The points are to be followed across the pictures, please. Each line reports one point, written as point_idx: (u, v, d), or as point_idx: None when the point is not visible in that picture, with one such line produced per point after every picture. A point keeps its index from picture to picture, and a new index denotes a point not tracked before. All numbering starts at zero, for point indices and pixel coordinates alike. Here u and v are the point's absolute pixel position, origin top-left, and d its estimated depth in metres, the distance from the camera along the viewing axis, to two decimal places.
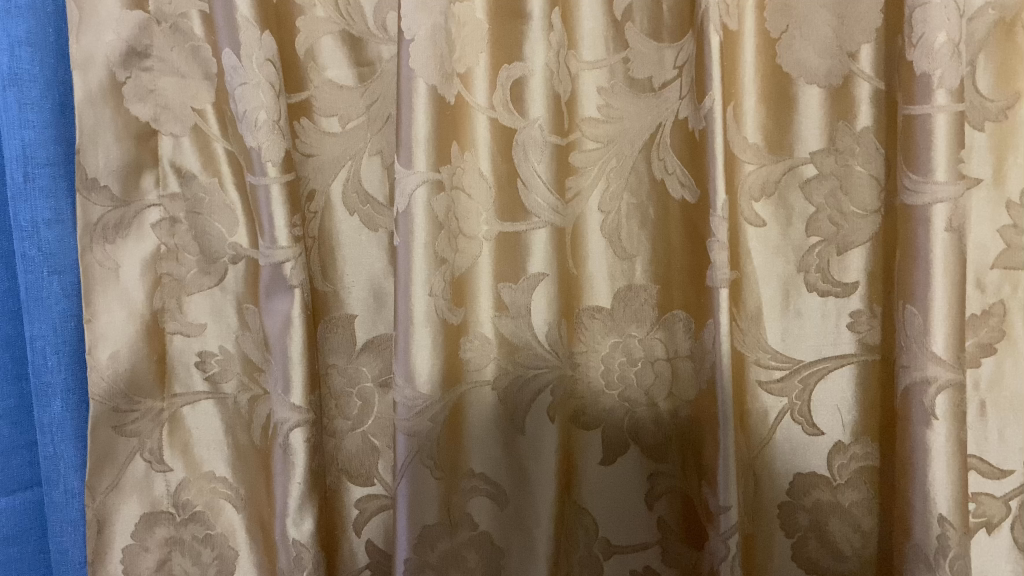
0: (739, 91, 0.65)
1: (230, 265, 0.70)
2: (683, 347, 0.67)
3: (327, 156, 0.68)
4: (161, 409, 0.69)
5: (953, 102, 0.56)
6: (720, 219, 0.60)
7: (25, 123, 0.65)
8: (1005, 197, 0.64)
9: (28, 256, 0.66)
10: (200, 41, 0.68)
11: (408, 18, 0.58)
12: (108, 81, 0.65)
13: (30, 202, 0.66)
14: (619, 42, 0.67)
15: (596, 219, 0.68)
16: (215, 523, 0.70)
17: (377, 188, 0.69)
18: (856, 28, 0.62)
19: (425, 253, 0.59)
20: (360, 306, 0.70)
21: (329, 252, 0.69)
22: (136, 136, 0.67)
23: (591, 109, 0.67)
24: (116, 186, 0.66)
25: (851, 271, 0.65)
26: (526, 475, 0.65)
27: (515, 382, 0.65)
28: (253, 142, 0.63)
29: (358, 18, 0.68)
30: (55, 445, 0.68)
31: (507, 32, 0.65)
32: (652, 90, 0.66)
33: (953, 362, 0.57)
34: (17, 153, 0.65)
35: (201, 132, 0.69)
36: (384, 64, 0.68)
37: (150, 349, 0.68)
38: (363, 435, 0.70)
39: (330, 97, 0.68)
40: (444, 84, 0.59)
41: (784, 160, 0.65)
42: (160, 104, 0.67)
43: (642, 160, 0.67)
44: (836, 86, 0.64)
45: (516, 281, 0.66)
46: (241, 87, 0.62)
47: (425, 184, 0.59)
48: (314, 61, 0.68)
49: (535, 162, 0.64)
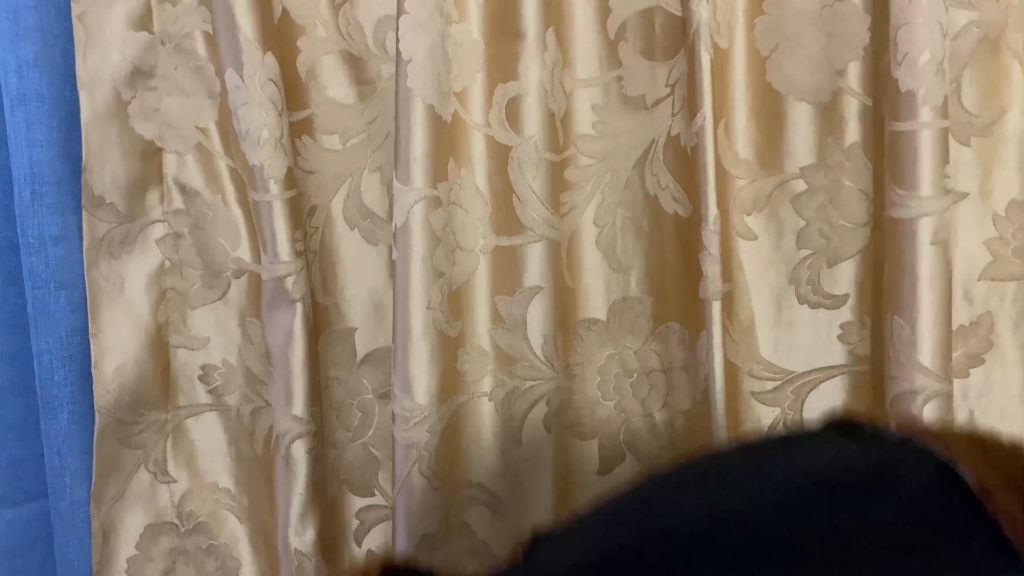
0: (731, 107, 0.66)
1: (233, 279, 0.71)
2: (678, 358, 0.69)
3: (327, 173, 0.70)
4: (166, 420, 0.71)
5: (938, 118, 0.57)
6: (711, 233, 0.61)
7: (33, 142, 0.67)
8: (992, 211, 0.65)
9: (36, 272, 0.68)
10: (204, 61, 0.69)
11: (406, 39, 0.59)
12: (114, 101, 0.67)
13: (36, 219, 0.68)
14: (613, 60, 0.67)
15: (592, 233, 0.69)
16: (218, 533, 0.72)
17: (377, 203, 0.71)
18: (844, 46, 0.64)
19: (423, 266, 0.61)
20: (361, 319, 0.71)
21: (329, 266, 0.71)
22: (142, 154, 0.68)
23: (586, 126, 0.68)
24: (122, 203, 0.68)
25: (841, 282, 0.67)
26: (522, 481, 0.68)
27: (513, 393, 0.67)
28: (256, 159, 0.64)
29: (358, 38, 0.69)
30: (63, 457, 0.70)
31: (502, 51, 0.66)
32: (646, 107, 0.67)
33: (939, 373, 0.59)
34: (25, 172, 0.67)
35: (205, 149, 0.70)
36: (383, 82, 0.70)
37: (155, 361, 0.70)
38: (364, 446, 0.72)
39: (331, 115, 0.70)
40: (440, 103, 0.61)
41: (775, 175, 0.66)
42: (165, 123, 0.69)
43: (636, 175, 0.68)
44: (825, 102, 0.65)
45: (513, 293, 0.67)
46: (243, 106, 0.64)
47: (423, 201, 0.60)
48: (315, 80, 0.69)
49: (530, 179, 0.66)
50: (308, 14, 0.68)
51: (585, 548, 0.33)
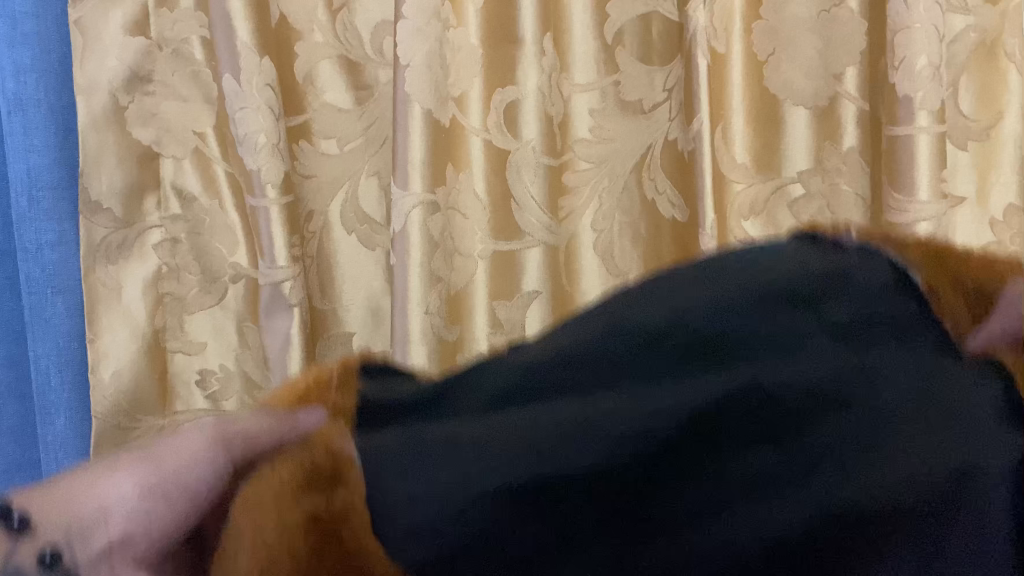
0: (728, 111, 0.65)
1: (230, 284, 0.71)
2: None
3: (325, 177, 0.70)
4: (163, 426, 0.71)
5: (935, 122, 0.58)
6: (709, 237, 0.61)
7: (30, 147, 0.67)
8: (988, 215, 0.66)
9: (32, 278, 0.69)
10: (201, 66, 0.69)
11: (403, 44, 0.59)
12: (112, 106, 0.66)
13: (34, 224, 0.68)
14: (610, 64, 0.66)
15: (590, 237, 0.69)
16: None
17: (376, 208, 0.71)
18: (842, 51, 0.64)
19: (422, 271, 0.60)
20: (359, 324, 0.72)
21: (329, 270, 0.71)
22: (139, 159, 0.68)
23: (583, 130, 0.67)
24: (119, 209, 0.68)
25: None
26: None
27: None
28: (253, 164, 0.64)
29: (355, 43, 0.69)
30: (59, 459, 0.71)
31: (500, 55, 0.66)
32: (643, 112, 0.67)
33: None
34: (23, 177, 0.67)
35: (202, 154, 0.70)
36: (380, 87, 0.70)
37: (152, 366, 0.70)
38: None
39: (329, 120, 0.70)
40: (438, 108, 0.61)
41: (772, 179, 0.67)
42: (163, 128, 0.69)
43: (632, 179, 0.68)
44: (823, 106, 0.65)
45: (512, 297, 0.69)
46: (240, 111, 0.64)
47: (420, 205, 0.60)
48: (312, 85, 0.69)
49: (528, 183, 0.66)
50: (306, 19, 0.68)
51: (587, 346, 0.37)
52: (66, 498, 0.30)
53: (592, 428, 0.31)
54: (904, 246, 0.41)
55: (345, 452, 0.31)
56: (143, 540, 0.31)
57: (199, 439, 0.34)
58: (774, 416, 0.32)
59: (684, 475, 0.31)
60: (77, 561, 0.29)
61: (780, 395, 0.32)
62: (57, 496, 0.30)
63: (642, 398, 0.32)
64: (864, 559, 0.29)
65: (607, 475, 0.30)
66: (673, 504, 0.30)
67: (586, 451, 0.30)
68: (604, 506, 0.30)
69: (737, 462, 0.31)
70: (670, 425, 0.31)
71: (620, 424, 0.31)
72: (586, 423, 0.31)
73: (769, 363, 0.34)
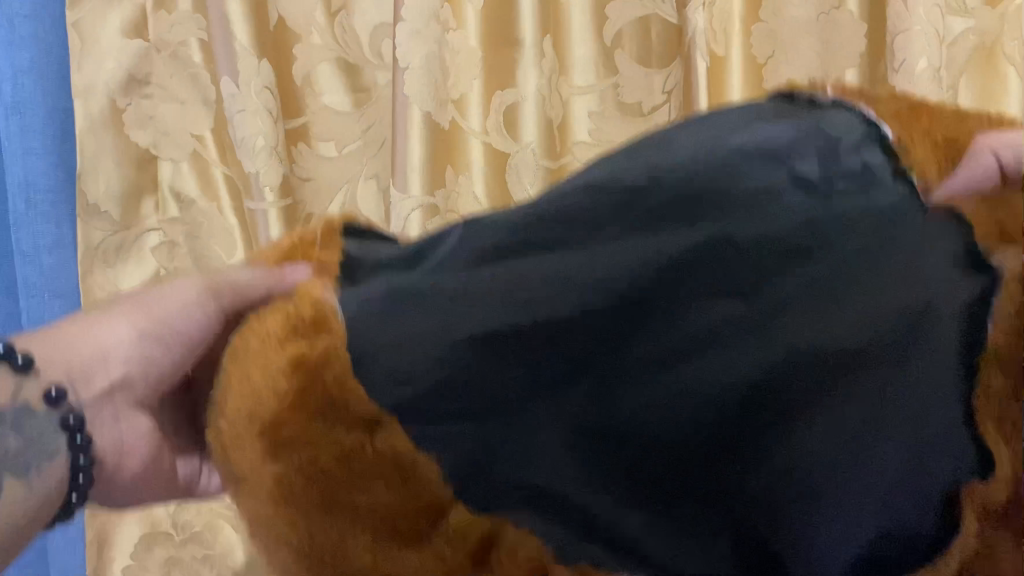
0: None
1: None
2: None
3: (325, 180, 0.71)
4: None
5: None
6: None
7: (28, 151, 0.67)
8: None
9: (30, 281, 0.69)
10: (199, 68, 0.69)
11: (402, 47, 0.59)
12: (109, 109, 0.66)
13: (31, 228, 0.68)
14: (609, 67, 0.67)
15: None
16: (213, 544, 0.71)
17: (375, 211, 0.71)
18: (841, 53, 0.63)
19: None
20: None
21: None
22: (136, 162, 0.68)
23: (580, 132, 0.68)
24: (117, 211, 0.68)
25: None
26: None
27: None
28: (252, 167, 0.64)
29: (354, 45, 0.68)
30: None
31: (500, 58, 0.66)
32: (641, 115, 0.67)
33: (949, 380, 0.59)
34: (19, 180, 0.67)
35: (200, 157, 0.70)
36: (378, 90, 0.70)
37: None
38: None
39: (328, 123, 0.70)
40: (438, 110, 0.61)
41: None
42: (161, 131, 0.68)
43: None
44: None
45: None
46: (238, 114, 0.63)
47: (420, 208, 0.61)
48: (311, 87, 0.69)
49: (528, 186, 0.67)
50: (305, 22, 0.68)
51: (561, 193, 0.37)
52: (73, 345, 0.42)
53: (557, 290, 0.33)
54: (871, 97, 0.39)
55: (329, 306, 0.36)
56: (143, 385, 0.43)
57: (192, 296, 0.45)
58: (732, 278, 0.33)
59: (642, 337, 0.33)
60: (82, 402, 0.41)
61: (745, 247, 0.33)
62: (63, 344, 0.42)
63: (596, 254, 0.34)
64: (810, 407, 0.32)
65: (570, 332, 0.33)
66: (639, 356, 0.33)
67: (551, 304, 0.33)
68: (575, 359, 0.33)
69: (692, 327, 0.33)
70: (626, 281, 0.33)
71: (586, 285, 0.33)
72: (542, 279, 0.34)
73: (738, 210, 0.34)
